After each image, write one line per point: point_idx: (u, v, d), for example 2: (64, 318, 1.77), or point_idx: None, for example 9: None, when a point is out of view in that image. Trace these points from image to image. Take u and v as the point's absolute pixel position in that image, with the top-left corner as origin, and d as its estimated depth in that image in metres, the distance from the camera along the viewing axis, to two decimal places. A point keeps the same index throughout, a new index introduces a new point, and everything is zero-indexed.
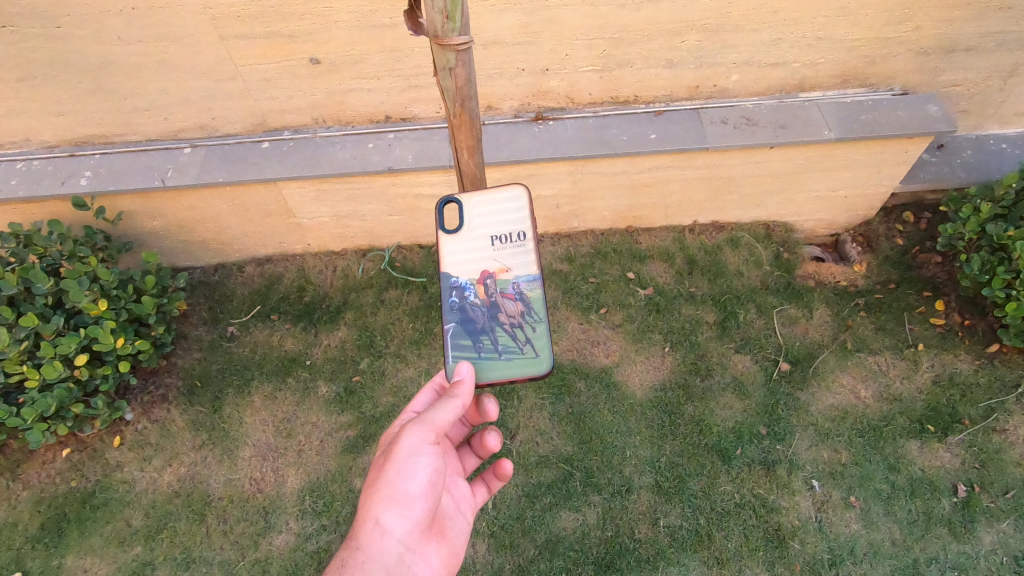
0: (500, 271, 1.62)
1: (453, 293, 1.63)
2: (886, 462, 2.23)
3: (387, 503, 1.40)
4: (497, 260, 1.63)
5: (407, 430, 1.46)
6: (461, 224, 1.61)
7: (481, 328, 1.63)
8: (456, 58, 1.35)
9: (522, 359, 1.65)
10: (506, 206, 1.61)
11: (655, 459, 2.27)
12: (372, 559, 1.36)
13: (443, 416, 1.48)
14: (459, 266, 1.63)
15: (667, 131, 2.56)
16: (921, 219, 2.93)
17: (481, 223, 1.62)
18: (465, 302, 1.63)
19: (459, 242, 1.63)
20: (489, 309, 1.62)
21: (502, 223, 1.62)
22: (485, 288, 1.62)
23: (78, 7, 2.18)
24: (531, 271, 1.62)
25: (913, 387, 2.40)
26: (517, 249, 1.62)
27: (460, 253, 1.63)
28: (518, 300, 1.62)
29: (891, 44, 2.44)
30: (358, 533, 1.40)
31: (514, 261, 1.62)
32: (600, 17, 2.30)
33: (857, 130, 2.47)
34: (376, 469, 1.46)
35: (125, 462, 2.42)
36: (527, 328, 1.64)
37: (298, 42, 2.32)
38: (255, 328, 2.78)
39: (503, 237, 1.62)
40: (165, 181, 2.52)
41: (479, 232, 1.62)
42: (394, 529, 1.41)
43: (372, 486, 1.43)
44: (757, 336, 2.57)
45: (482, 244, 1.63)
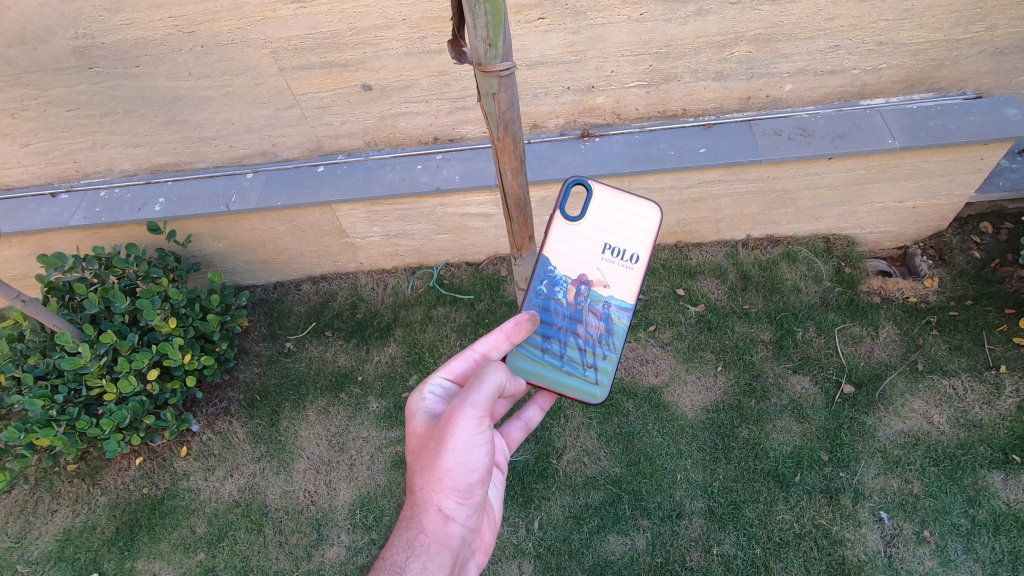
0: (597, 283, 1.67)
1: (545, 282, 1.68)
2: (966, 495, 2.05)
3: (450, 488, 1.36)
4: (599, 269, 1.66)
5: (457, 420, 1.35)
6: (584, 215, 1.63)
7: (557, 328, 1.72)
8: (499, 83, 1.38)
9: (585, 381, 1.79)
10: (638, 223, 1.65)
11: (708, 484, 2.18)
12: (437, 541, 1.35)
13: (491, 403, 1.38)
14: (562, 257, 1.66)
15: (717, 144, 2.49)
16: (1002, 230, 2.73)
17: (601, 225, 1.65)
18: (553, 292, 1.69)
19: (573, 232, 1.65)
20: (568, 313, 1.70)
21: (618, 218, 1.65)
22: (576, 292, 1.68)
23: (154, 47, 2.36)
24: (626, 298, 1.68)
25: (995, 413, 2.21)
26: (624, 268, 1.67)
27: (568, 240, 1.66)
28: (601, 318, 1.71)
29: (960, 45, 2.32)
30: (420, 513, 1.37)
31: (614, 276, 1.67)
32: (646, 32, 2.29)
33: (924, 138, 2.33)
34: (433, 454, 1.38)
35: (191, 471, 2.56)
36: (599, 352, 1.75)
37: (351, 70, 2.43)
38: (310, 344, 2.89)
39: (615, 250, 1.66)
40: (230, 206, 2.67)
41: (598, 234, 1.65)
42: (458, 510, 1.39)
43: (433, 472, 1.36)
44: (817, 355, 2.44)
45: (593, 246, 1.65)
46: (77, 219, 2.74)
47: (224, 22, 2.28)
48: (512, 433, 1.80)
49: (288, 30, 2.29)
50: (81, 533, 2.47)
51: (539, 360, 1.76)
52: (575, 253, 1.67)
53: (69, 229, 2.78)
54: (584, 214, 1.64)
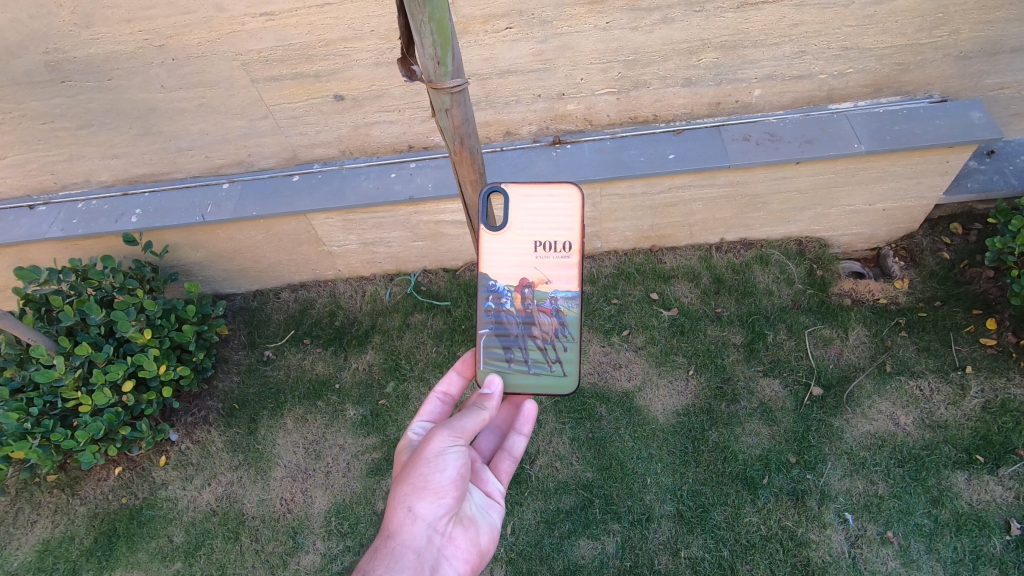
0: (540, 282, 1.61)
1: (490, 298, 1.63)
2: (929, 495, 2.07)
3: (416, 493, 1.39)
4: (538, 268, 1.61)
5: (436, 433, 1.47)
6: (507, 218, 1.58)
7: (514, 337, 1.65)
8: (451, 99, 1.41)
9: (551, 377, 1.70)
10: (560, 210, 1.59)
11: (677, 488, 2.21)
12: (403, 545, 1.36)
13: (474, 424, 1.50)
14: (500, 268, 1.61)
15: (686, 149, 2.51)
16: (971, 231, 2.75)
17: (527, 224, 1.59)
18: (500, 308, 1.64)
19: (502, 240, 1.60)
20: (521, 321, 1.65)
21: (538, 213, 1.59)
22: (522, 297, 1.62)
23: (126, 60, 2.37)
24: (571, 287, 1.62)
25: (960, 414, 2.24)
26: (562, 258, 1.60)
27: (500, 250, 1.60)
28: (553, 313, 1.64)
29: (925, 50, 2.34)
30: (390, 521, 1.40)
31: (555, 271, 1.60)
32: (612, 40, 2.31)
33: (889, 142, 2.35)
34: (407, 466, 1.46)
35: (170, 480, 2.58)
36: (561, 347, 1.67)
37: (323, 81, 2.45)
38: (289, 352, 2.91)
39: (547, 244, 1.60)
40: (205, 217, 2.69)
41: (525, 234, 1.60)
42: (426, 516, 1.40)
43: (403, 479, 1.42)
44: (787, 358, 2.47)
45: (524, 248, 1.60)
46: (54, 231, 2.76)
47: (194, 35, 2.29)
48: (498, 464, 1.76)
49: (258, 43, 2.31)
50: (60, 544, 2.48)
51: (505, 372, 1.69)
52: (508, 261, 1.61)
53: (47, 241, 2.80)
54: (506, 219, 1.59)
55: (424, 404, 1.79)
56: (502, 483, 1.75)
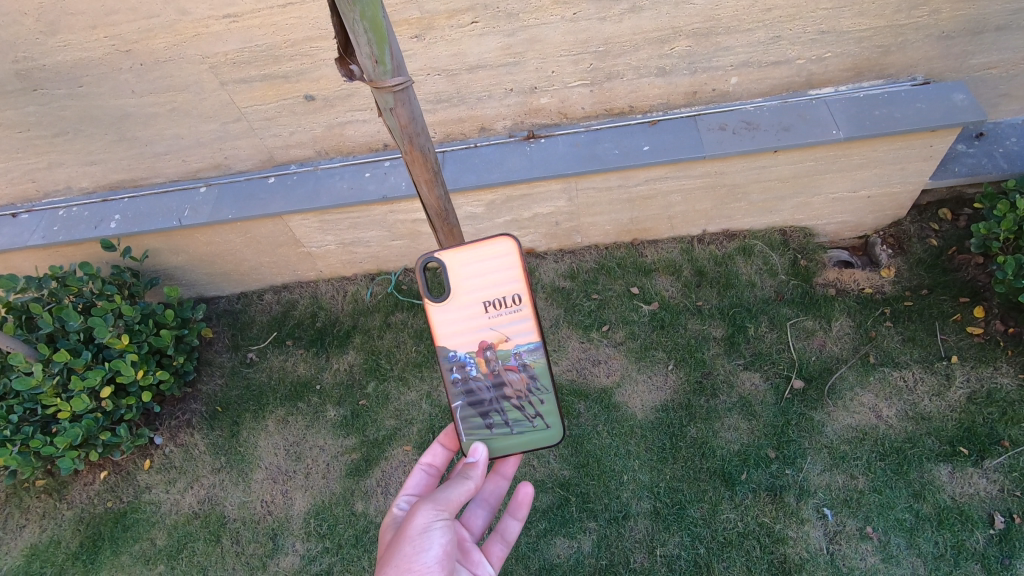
0: (500, 341, 1.57)
1: (455, 370, 1.59)
2: (911, 489, 2.03)
3: (401, 575, 1.28)
4: (494, 328, 1.57)
5: (419, 508, 1.40)
6: (451, 286, 1.54)
7: (488, 402, 1.61)
8: (395, 99, 1.40)
9: (533, 431, 1.66)
10: (502, 265, 1.54)
11: (654, 485, 2.18)
12: None
13: (458, 495, 1.43)
14: (456, 337, 1.57)
15: (661, 141, 2.46)
16: (961, 216, 2.67)
17: (471, 288, 1.55)
18: (468, 377, 1.60)
19: (450, 309, 1.56)
20: (491, 385, 1.61)
21: (480, 273, 1.54)
22: (486, 361, 1.58)
23: (95, 67, 2.37)
24: (531, 338, 1.58)
25: (945, 405, 2.18)
26: (514, 313, 1.56)
27: (452, 321, 1.56)
28: (521, 370, 1.59)
29: (905, 31, 2.27)
30: None
31: (511, 327, 1.57)
32: (581, 32, 2.27)
33: (869, 128, 2.28)
34: (390, 547, 1.37)
35: (153, 484, 2.60)
36: (536, 398, 1.64)
37: (292, 81, 2.43)
38: (272, 354, 2.91)
39: (496, 301, 1.56)
40: (182, 221, 2.68)
41: (472, 299, 1.56)
42: None
43: (386, 560, 1.32)
44: (768, 351, 2.42)
45: (475, 312, 1.56)
46: (35, 239, 2.77)
47: (160, 40, 2.28)
48: (489, 548, 1.68)
49: (224, 45, 2.30)
50: (47, 548, 2.52)
51: (489, 437, 1.64)
52: (461, 328, 1.57)
53: (29, 249, 2.82)
54: (450, 288, 1.55)
55: (409, 478, 1.72)
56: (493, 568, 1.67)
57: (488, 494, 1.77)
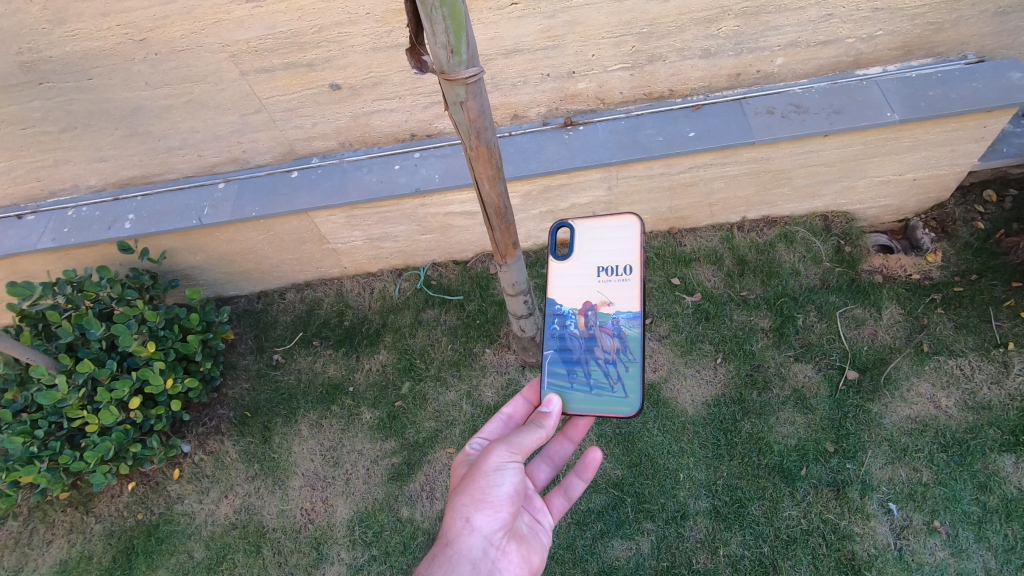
0: (602, 304, 1.69)
1: (555, 321, 1.72)
2: (976, 481, 2.00)
3: (474, 504, 1.41)
4: (600, 293, 1.69)
5: (494, 449, 1.49)
6: (573, 248, 1.73)
7: (577, 358, 1.68)
8: (466, 91, 1.29)
9: (610, 398, 1.64)
10: (621, 239, 1.71)
11: (711, 483, 2.13)
12: (460, 554, 1.37)
13: (531, 441, 1.50)
14: (563, 291, 1.72)
15: (707, 126, 2.36)
16: (1006, 198, 2.62)
17: (590, 252, 1.72)
18: (566, 330, 1.71)
19: (567, 267, 1.73)
20: (585, 343, 1.68)
21: (601, 242, 1.72)
22: (586, 319, 1.69)
23: (105, 58, 2.21)
24: (632, 308, 1.65)
25: (1004, 393, 2.15)
26: (622, 283, 1.67)
27: (565, 275, 1.73)
28: (616, 336, 1.66)
29: (961, 7, 2.17)
30: (447, 530, 1.42)
31: (618, 295, 1.67)
32: (626, 12, 2.14)
33: (924, 109, 2.20)
34: (466, 478, 1.49)
35: (185, 494, 2.51)
36: (622, 367, 1.63)
37: (317, 70, 2.29)
38: (299, 355, 2.81)
39: (609, 269, 1.69)
40: (202, 220, 2.56)
41: (588, 261, 1.71)
42: (483, 528, 1.41)
43: (461, 489, 1.45)
44: (819, 342, 2.37)
45: (588, 274, 1.71)
46: (45, 242, 2.63)
47: (177, 27, 2.13)
48: (550, 500, 1.73)
49: (245, 32, 2.15)
50: (78, 564, 2.42)
51: (568, 392, 1.67)
52: (574, 285, 1.72)
53: (39, 252, 2.67)
54: (572, 249, 1.73)
55: (487, 423, 1.77)
56: (552, 519, 1.73)
57: (553, 452, 1.79)
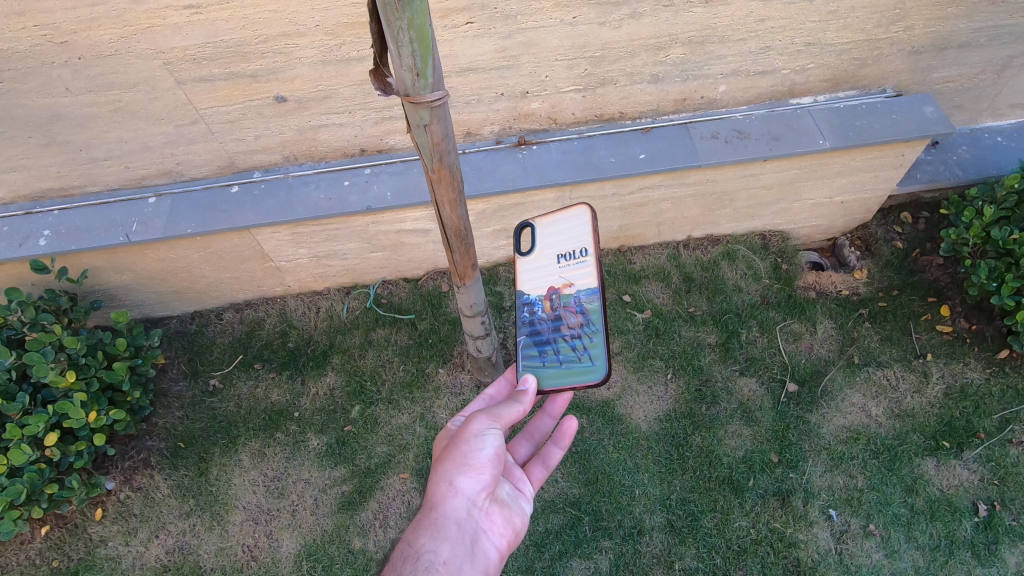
0: (564, 286, 1.64)
1: (523, 310, 1.69)
2: (903, 485, 2.15)
3: (458, 468, 1.39)
4: (563, 277, 1.64)
5: (475, 418, 1.47)
6: (535, 243, 1.71)
7: (546, 339, 1.65)
8: (431, 115, 1.25)
9: (580, 367, 1.58)
10: (575, 225, 1.64)
11: (666, 497, 2.18)
12: (445, 516, 1.36)
13: (512, 413, 1.48)
14: (530, 284, 1.70)
15: (656, 149, 2.43)
16: (919, 220, 2.86)
17: (550, 243, 1.68)
18: (534, 317, 1.68)
19: (531, 261, 1.71)
20: (552, 324, 1.65)
21: (557, 232, 1.68)
22: (551, 303, 1.65)
23: (19, 60, 2.01)
24: (592, 284, 1.59)
25: (925, 401, 2.33)
26: (581, 264, 1.62)
27: (532, 269, 1.70)
28: (579, 313, 1.61)
29: (882, 45, 2.34)
30: (431, 494, 1.40)
31: (578, 277, 1.62)
32: (579, 36, 2.17)
33: (851, 138, 2.37)
34: (449, 446, 1.47)
35: (109, 536, 2.30)
36: (586, 339, 1.58)
37: (261, 81, 2.18)
38: (238, 380, 2.65)
39: (568, 254, 1.65)
40: (131, 237, 2.37)
41: (549, 252, 1.68)
42: (466, 491, 1.40)
43: (444, 455, 1.43)
44: (761, 356, 2.48)
45: (550, 263, 1.68)
46: None
47: (104, 31, 1.97)
48: (529, 469, 1.72)
49: (182, 39, 2.02)
50: None
51: (541, 370, 1.64)
52: (539, 276, 1.69)
53: None
54: (534, 243, 1.71)
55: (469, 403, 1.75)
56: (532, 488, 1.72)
57: (533, 427, 1.80)
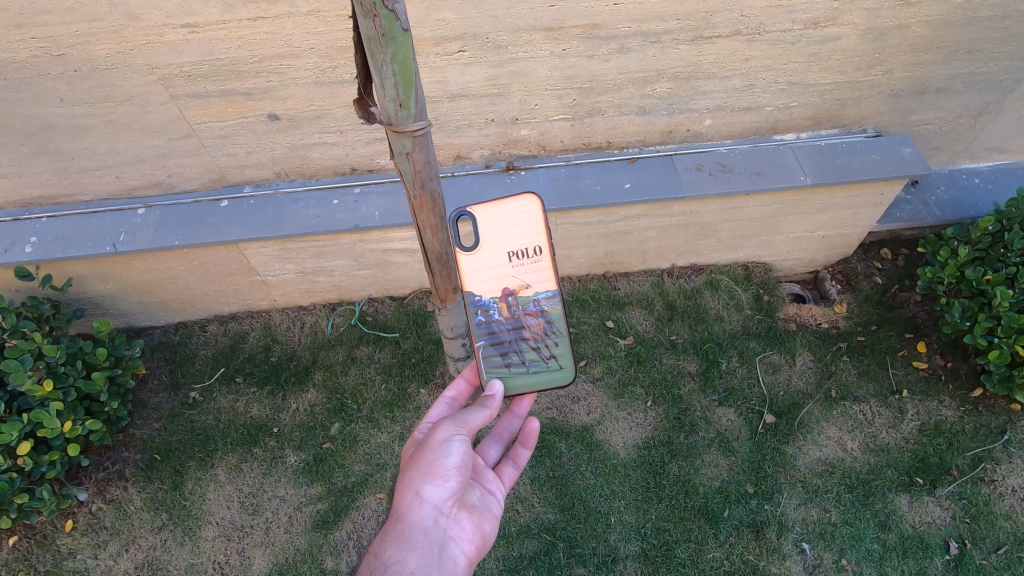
0: (519, 288, 1.58)
1: (478, 313, 1.60)
2: (877, 520, 2.16)
3: (424, 477, 1.40)
4: (517, 277, 1.57)
5: (440, 425, 1.48)
6: (480, 238, 1.53)
7: (509, 343, 1.64)
8: (413, 143, 1.21)
9: (547, 371, 1.69)
10: (525, 220, 1.53)
11: (641, 525, 2.18)
12: (411, 525, 1.37)
13: (477, 418, 1.49)
14: (479, 284, 1.57)
15: (642, 180, 2.48)
16: (899, 256, 2.92)
17: (498, 240, 1.54)
18: (491, 320, 1.61)
19: (479, 259, 1.55)
20: (512, 328, 1.63)
21: (505, 227, 1.54)
22: (508, 306, 1.59)
23: (15, 70, 2.04)
24: (550, 285, 1.59)
25: (900, 437, 2.36)
26: (535, 264, 1.56)
27: (480, 268, 1.56)
28: (539, 315, 1.63)
29: (862, 87, 2.41)
30: (398, 504, 1.41)
31: (534, 277, 1.57)
32: (568, 68, 2.23)
33: (831, 176, 2.43)
34: (415, 455, 1.47)
35: (78, 549, 2.27)
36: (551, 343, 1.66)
37: (254, 99, 2.21)
38: (219, 393, 2.64)
39: (520, 253, 1.55)
40: (117, 247, 2.38)
41: (498, 250, 1.54)
42: (433, 499, 1.41)
43: (410, 465, 1.44)
44: (740, 386, 2.50)
45: (499, 262, 1.55)
46: None
47: (101, 45, 2.00)
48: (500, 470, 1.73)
49: (178, 56, 2.06)
50: None
51: (507, 376, 1.67)
52: (488, 276, 1.56)
53: None
54: (479, 239, 1.54)
55: (432, 408, 1.73)
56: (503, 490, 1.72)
57: (502, 429, 1.81)
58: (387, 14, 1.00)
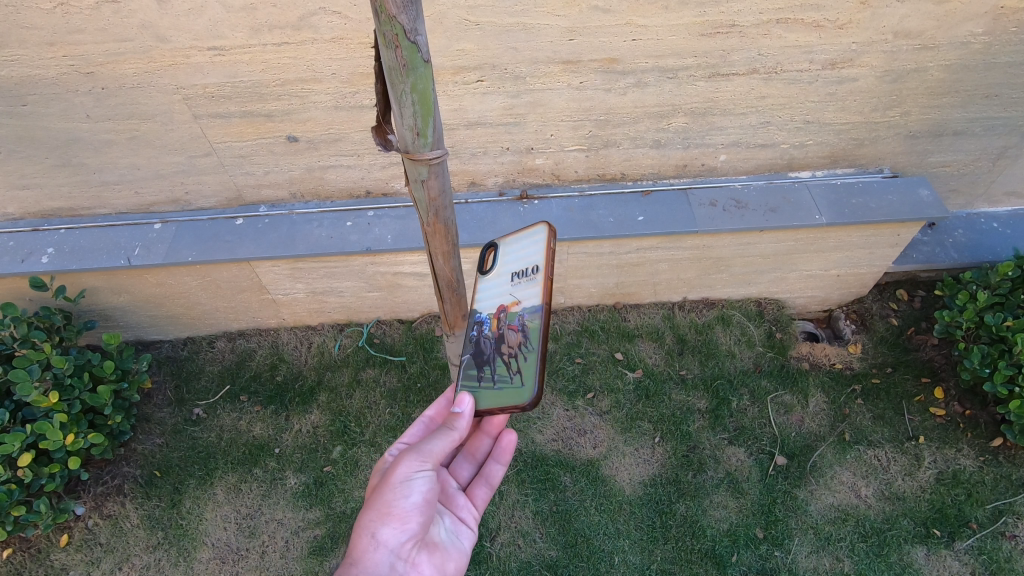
0: (510, 305, 1.29)
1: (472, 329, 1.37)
2: (892, 572, 2.08)
3: (381, 519, 1.33)
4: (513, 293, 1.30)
5: (401, 460, 1.39)
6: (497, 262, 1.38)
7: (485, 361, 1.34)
8: (429, 172, 1.17)
9: (512, 390, 1.30)
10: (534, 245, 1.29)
11: (645, 567, 2.11)
12: (365, 572, 1.30)
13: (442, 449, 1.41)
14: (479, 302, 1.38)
15: (655, 213, 2.47)
16: (915, 298, 2.87)
17: (507, 260, 1.35)
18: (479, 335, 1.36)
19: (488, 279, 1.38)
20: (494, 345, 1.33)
21: (518, 246, 1.33)
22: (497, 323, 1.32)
23: (45, 86, 2.09)
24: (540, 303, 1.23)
25: (916, 485, 2.28)
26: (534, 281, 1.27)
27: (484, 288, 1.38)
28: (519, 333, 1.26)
29: (879, 128, 2.41)
30: (354, 546, 1.35)
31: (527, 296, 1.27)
32: (585, 100, 2.24)
33: (847, 215, 2.41)
34: (375, 491, 1.40)
35: (72, 565, 2.24)
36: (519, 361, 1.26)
37: (275, 121, 2.25)
38: (222, 410, 2.62)
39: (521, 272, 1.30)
40: (132, 261, 2.41)
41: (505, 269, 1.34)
42: (390, 543, 1.34)
43: (369, 504, 1.36)
44: (750, 426, 2.45)
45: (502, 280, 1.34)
46: None
47: (129, 65, 2.05)
48: (471, 491, 1.70)
49: (203, 78, 2.10)
50: None
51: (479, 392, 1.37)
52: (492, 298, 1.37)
53: None
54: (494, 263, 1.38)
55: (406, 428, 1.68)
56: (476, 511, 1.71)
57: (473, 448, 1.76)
58: (409, 44, 1.00)
